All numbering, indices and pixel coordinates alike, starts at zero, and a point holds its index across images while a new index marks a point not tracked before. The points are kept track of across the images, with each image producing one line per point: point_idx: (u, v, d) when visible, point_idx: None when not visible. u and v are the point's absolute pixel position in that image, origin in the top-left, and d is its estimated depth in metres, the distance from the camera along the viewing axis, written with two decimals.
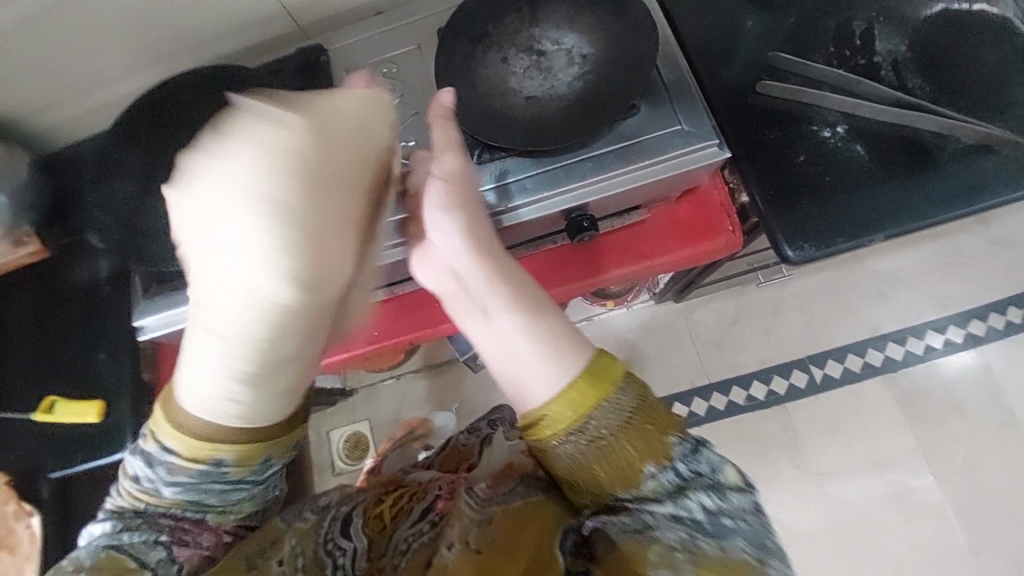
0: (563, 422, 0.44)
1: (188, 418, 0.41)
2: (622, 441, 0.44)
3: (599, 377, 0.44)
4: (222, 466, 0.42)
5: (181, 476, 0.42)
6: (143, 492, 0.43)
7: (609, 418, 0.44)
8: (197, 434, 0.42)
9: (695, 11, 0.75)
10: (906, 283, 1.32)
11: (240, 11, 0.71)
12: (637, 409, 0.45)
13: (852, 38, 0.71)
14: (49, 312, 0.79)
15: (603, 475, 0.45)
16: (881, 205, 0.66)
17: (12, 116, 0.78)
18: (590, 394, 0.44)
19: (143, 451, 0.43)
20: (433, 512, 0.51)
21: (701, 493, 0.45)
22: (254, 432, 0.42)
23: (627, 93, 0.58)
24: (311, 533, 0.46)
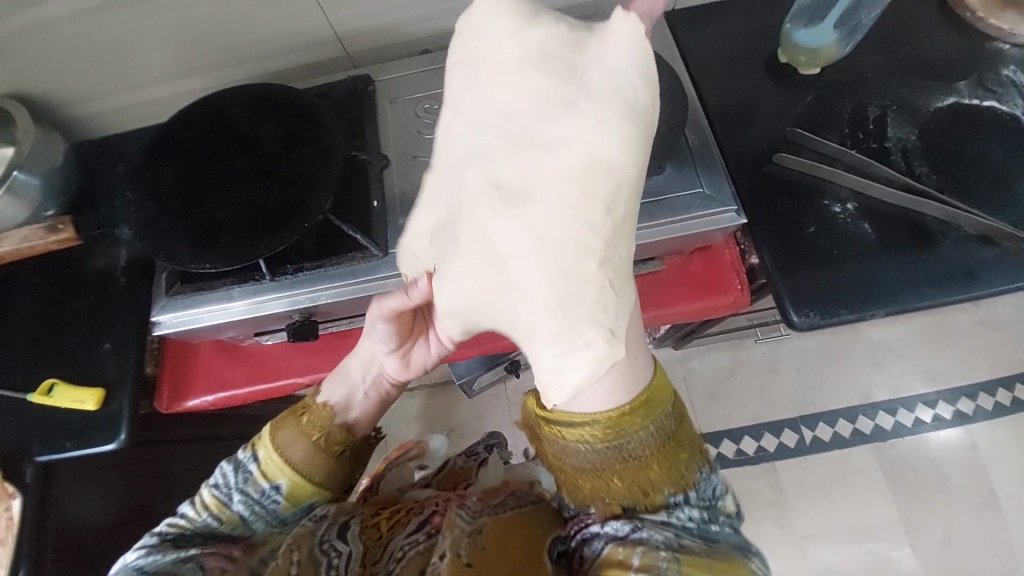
0: (600, 431, 0.45)
1: (287, 441, 0.54)
2: (650, 462, 0.45)
3: (649, 401, 0.45)
4: (276, 491, 0.53)
5: (252, 489, 0.53)
6: (214, 502, 0.53)
7: (647, 439, 0.45)
8: (278, 454, 0.54)
9: (721, 81, 0.79)
10: (899, 354, 1.35)
11: (294, 32, 0.76)
12: (673, 436, 0.46)
13: (865, 122, 0.75)
14: (63, 295, 0.80)
15: (622, 489, 0.46)
16: (887, 282, 0.69)
17: (58, 103, 0.81)
18: (637, 415, 0.44)
19: (234, 461, 0.54)
20: (430, 525, 0.50)
21: (694, 507, 0.46)
22: (316, 473, 0.54)
23: (655, 155, 0.61)
24: (307, 537, 0.48)
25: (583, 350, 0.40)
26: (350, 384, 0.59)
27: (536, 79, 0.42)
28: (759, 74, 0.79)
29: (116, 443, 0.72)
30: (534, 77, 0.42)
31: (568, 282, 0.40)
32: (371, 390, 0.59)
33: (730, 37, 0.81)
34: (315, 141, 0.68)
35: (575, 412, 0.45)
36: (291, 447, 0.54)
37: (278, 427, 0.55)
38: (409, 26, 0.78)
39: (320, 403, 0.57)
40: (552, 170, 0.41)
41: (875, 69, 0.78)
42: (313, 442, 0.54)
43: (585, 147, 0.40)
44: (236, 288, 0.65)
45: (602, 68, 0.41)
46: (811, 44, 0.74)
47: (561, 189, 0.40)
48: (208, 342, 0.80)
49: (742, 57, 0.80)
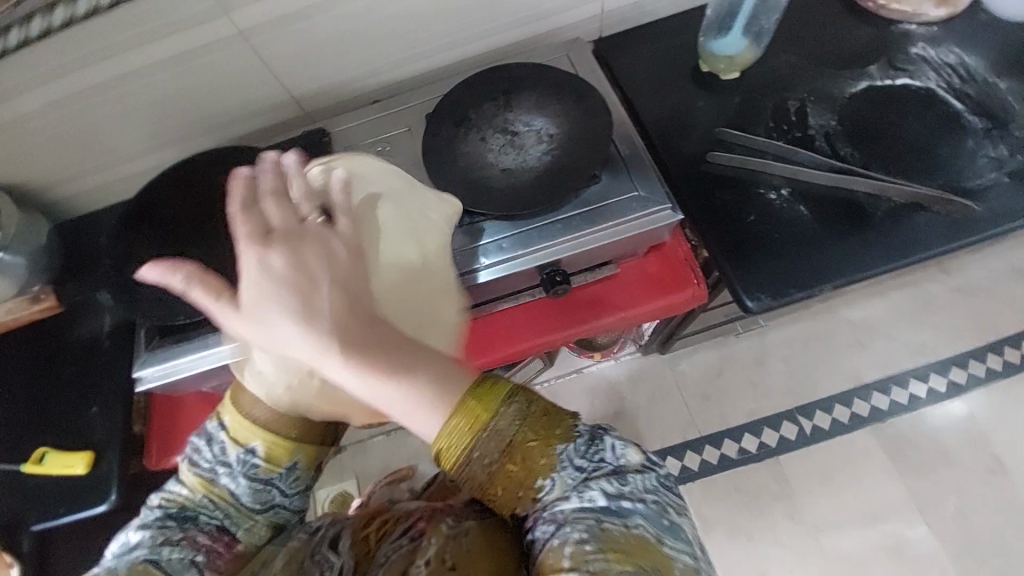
0: (446, 459, 0.43)
1: (251, 403, 0.49)
2: (506, 464, 0.43)
3: (473, 405, 0.42)
4: (253, 455, 0.48)
5: (231, 459, 0.48)
6: (198, 481, 0.48)
7: (488, 443, 0.42)
8: (243, 416, 0.49)
9: (653, 94, 0.85)
10: (882, 331, 1.37)
11: (254, 98, 0.82)
12: (516, 424, 0.43)
13: (787, 114, 0.81)
14: (51, 367, 0.82)
15: (501, 495, 0.45)
16: (830, 259, 0.72)
17: (39, 187, 0.86)
18: (464, 425, 0.42)
19: (205, 435, 0.49)
20: (413, 529, 0.52)
21: (602, 480, 0.44)
22: (287, 428, 0.49)
23: (588, 166, 0.67)
24: (298, 553, 0.48)
25: (344, 376, 0.43)
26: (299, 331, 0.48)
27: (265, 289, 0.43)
28: (686, 84, 0.86)
29: (109, 504, 0.74)
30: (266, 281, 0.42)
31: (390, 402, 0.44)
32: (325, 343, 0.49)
33: (655, 54, 0.88)
34: None
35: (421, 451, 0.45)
36: (259, 403, 0.49)
37: (241, 390, 0.50)
38: (359, 79, 0.84)
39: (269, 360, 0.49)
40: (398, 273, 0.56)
41: (792, 66, 0.85)
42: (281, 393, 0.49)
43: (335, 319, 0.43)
44: (212, 335, 0.69)
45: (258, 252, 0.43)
46: (727, 52, 0.81)
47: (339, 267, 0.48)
48: (193, 396, 0.82)
49: (670, 71, 0.87)
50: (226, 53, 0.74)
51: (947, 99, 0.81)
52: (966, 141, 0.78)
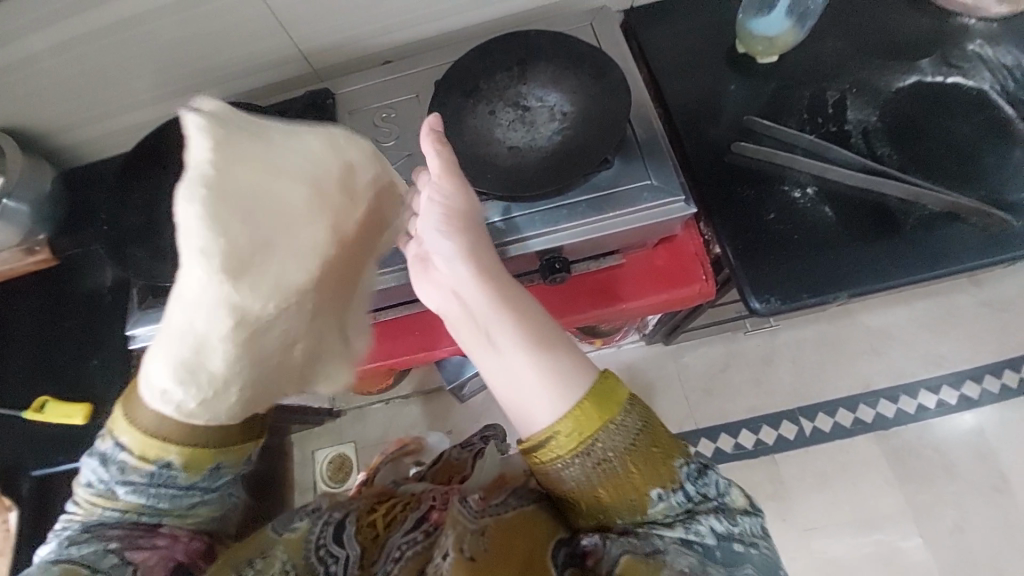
0: (567, 443, 0.44)
1: (155, 421, 0.45)
2: (629, 464, 0.45)
3: (604, 398, 0.45)
4: (167, 468, 0.45)
5: (138, 475, 0.45)
6: (99, 498, 0.46)
7: (615, 439, 0.44)
8: (147, 435, 0.44)
9: (680, 73, 0.80)
10: (899, 339, 1.32)
11: (260, 53, 0.79)
12: (643, 432, 0.45)
13: (824, 106, 0.75)
14: (53, 316, 0.83)
15: (608, 496, 0.46)
16: (850, 265, 0.68)
17: (43, 134, 0.85)
18: (597, 415, 0.44)
19: (100, 455, 0.46)
20: (427, 522, 0.50)
21: (711, 517, 0.47)
22: (205, 436, 0.46)
23: (602, 148, 0.62)
24: (302, 543, 0.48)
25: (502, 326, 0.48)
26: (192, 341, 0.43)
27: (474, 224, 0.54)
28: (718, 66, 0.79)
29: None
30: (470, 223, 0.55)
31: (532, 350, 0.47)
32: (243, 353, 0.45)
33: (687, 29, 0.82)
34: None
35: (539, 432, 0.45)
36: (156, 420, 0.45)
37: (134, 406, 0.45)
38: (369, 39, 0.80)
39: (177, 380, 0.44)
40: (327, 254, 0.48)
41: (836, 53, 0.78)
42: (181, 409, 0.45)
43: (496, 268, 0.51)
44: None
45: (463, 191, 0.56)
46: (767, 33, 0.74)
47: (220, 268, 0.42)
48: None
49: (701, 49, 0.81)
50: (231, 4, 0.70)
51: (999, 103, 0.74)
52: (1015, 151, 0.71)
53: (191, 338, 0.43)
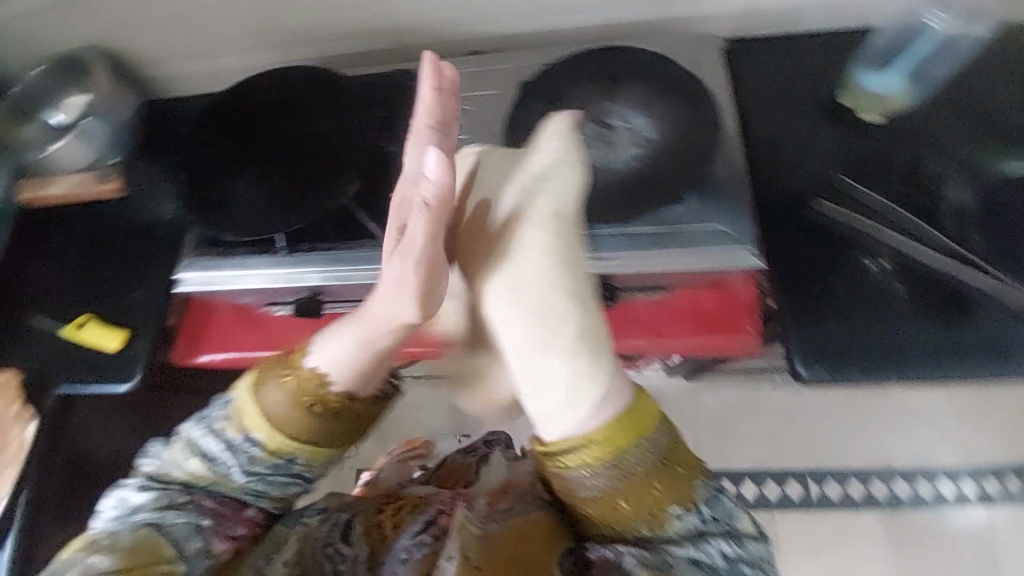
0: (594, 452, 0.41)
1: (294, 422, 0.45)
2: (651, 481, 0.42)
3: (636, 411, 0.42)
4: (294, 463, 0.46)
5: (262, 467, 0.46)
6: (205, 474, 0.46)
7: (642, 452, 0.41)
8: (283, 433, 0.45)
9: (770, 113, 0.76)
10: (931, 422, 1.26)
11: (352, 19, 0.79)
12: (669, 449, 0.42)
13: (918, 178, 0.71)
14: (109, 239, 0.85)
15: (625, 514, 0.42)
16: (909, 347, 0.64)
17: (133, 61, 0.87)
18: (629, 426, 0.41)
19: (223, 435, 0.46)
20: (435, 526, 0.49)
21: (722, 540, 0.43)
22: (337, 441, 0.46)
23: (680, 185, 0.61)
24: (309, 541, 0.48)
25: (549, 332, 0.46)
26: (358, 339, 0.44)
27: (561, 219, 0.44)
28: (812, 112, 0.76)
29: (129, 385, 0.77)
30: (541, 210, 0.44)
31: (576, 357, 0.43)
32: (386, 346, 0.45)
33: (786, 67, 0.78)
34: (354, 129, 0.71)
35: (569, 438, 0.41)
36: (281, 407, 0.45)
37: (268, 398, 0.45)
38: (461, 24, 0.79)
39: (313, 366, 0.45)
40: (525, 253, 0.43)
41: (943, 123, 0.73)
42: (304, 405, 0.45)
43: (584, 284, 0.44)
44: (253, 257, 0.70)
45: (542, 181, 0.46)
46: (879, 90, 0.72)
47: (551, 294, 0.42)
48: (228, 306, 0.83)
49: (798, 91, 0.77)
50: None
51: None
52: None
53: (362, 346, 0.44)
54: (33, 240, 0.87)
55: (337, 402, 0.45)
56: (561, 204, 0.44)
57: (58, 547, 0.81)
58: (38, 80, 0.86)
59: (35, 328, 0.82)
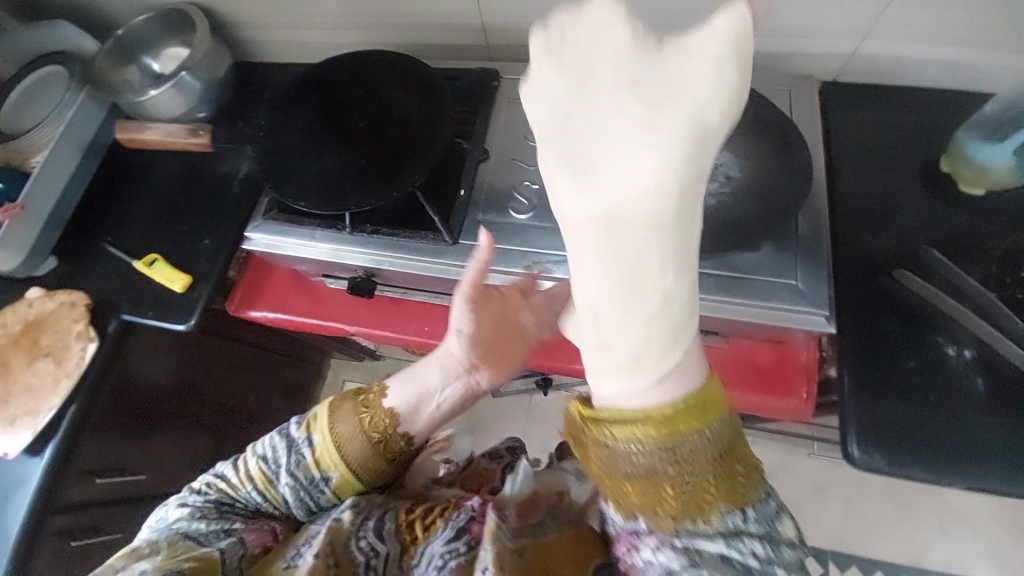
0: (651, 428, 0.37)
1: (345, 436, 0.57)
2: (707, 472, 0.37)
3: (707, 395, 0.38)
4: (324, 483, 0.57)
5: (302, 476, 0.57)
6: (260, 477, 0.57)
7: (706, 440, 0.37)
8: (333, 448, 0.57)
9: (862, 170, 0.71)
10: (978, 529, 1.14)
11: (446, 14, 0.80)
12: (731, 441, 0.38)
13: (1020, 267, 0.64)
14: (188, 187, 0.91)
15: (671, 503, 0.37)
16: (982, 451, 0.58)
17: (236, 25, 0.92)
18: (697, 409, 0.37)
19: (286, 441, 0.57)
20: (469, 535, 0.51)
21: (760, 542, 0.37)
22: (365, 474, 0.57)
23: (758, 232, 0.58)
24: (344, 533, 0.53)
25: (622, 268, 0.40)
26: (423, 393, 0.62)
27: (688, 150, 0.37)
28: (909, 177, 0.71)
29: (185, 326, 0.80)
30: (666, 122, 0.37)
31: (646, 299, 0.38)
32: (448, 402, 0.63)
33: (888, 125, 0.73)
34: (431, 118, 0.72)
35: (618, 410, 0.38)
36: (343, 428, 0.57)
37: (335, 416, 0.58)
38: None
39: (385, 407, 0.59)
40: (630, 168, 0.38)
41: None
42: (364, 431, 0.57)
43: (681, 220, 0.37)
44: (319, 231, 0.72)
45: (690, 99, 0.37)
46: (981, 162, 0.65)
47: (651, 225, 0.37)
48: (285, 270, 0.87)
49: (897, 151, 0.72)
50: None
51: None
52: None
53: (417, 385, 0.62)
54: (122, 177, 0.94)
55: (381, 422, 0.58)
56: (699, 112, 0.37)
57: (90, 461, 0.87)
58: (145, 26, 0.89)
59: (109, 258, 0.87)
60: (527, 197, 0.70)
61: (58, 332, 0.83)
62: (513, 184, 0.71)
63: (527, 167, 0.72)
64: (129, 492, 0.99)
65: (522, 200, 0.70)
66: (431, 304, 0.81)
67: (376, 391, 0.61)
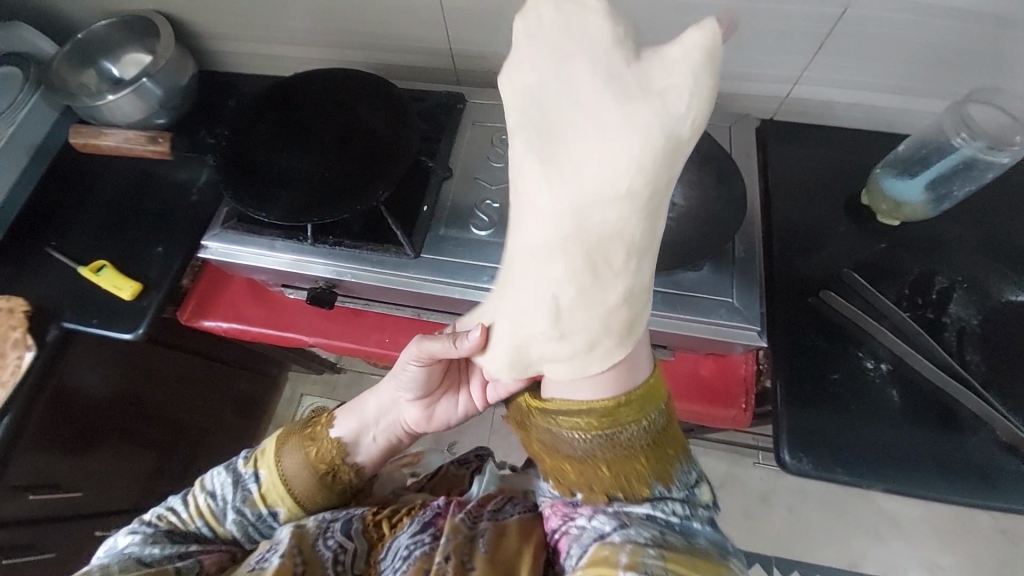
0: (594, 419, 0.46)
1: (289, 470, 0.57)
2: (641, 457, 0.45)
3: (648, 394, 0.46)
4: (272, 517, 0.58)
5: (248, 512, 0.58)
6: (209, 513, 0.58)
7: (640, 431, 0.46)
8: (277, 481, 0.57)
9: (795, 199, 0.78)
10: (906, 534, 1.23)
11: (415, 38, 0.83)
12: (664, 432, 0.46)
13: (928, 290, 0.72)
14: (143, 193, 0.89)
15: (609, 480, 0.46)
16: (895, 456, 0.64)
17: (202, 35, 0.92)
18: (636, 405, 0.46)
19: (234, 476, 0.59)
20: (433, 528, 0.54)
21: (677, 502, 0.45)
22: (311, 506, 0.58)
23: (698, 254, 0.62)
24: (310, 535, 0.54)
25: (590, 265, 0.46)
26: (363, 425, 0.60)
27: (658, 161, 0.41)
28: (836, 207, 0.78)
29: (132, 335, 0.78)
30: (640, 133, 0.40)
31: (605, 291, 0.44)
32: (383, 434, 0.61)
33: (818, 159, 0.80)
34: (396, 135, 0.74)
35: (569, 401, 0.47)
36: (292, 463, 0.58)
37: (280, 449, 0.58)
38: None
39: (331, 437, 0.59)
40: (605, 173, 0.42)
41: (960, 240, 0.74)
42: (313, 469, 0.58)
43: (645, 226, 0.43)
44: (279, 241, 0.73)
45: (660, 117, 0.40)
46: (897, 195, 0.72)
47: (617, 220, 0.43)
48: (242, 279, 0.86)
49: (825, 184, 0.79)
50: None
51: None
52: None
53: (358, 420, 0.60)
54: (70, 180, 0.91)
55: (333, 466, 0.59)
56: (670, 123, 0.40)
57: (22, 477, 0.83)
58: (106, 31, 0.87)
59: (52, 263, 0.84)
60: (488, 215, 0.73)
61: None
62: (475, 202, 0.74)
63: (488, 187, 0.75)
64: (65, 510, 0.94)
65: (483, 218, 0.72)
66: (393, 316, 0.81)
67: (323, 423, 0.61)
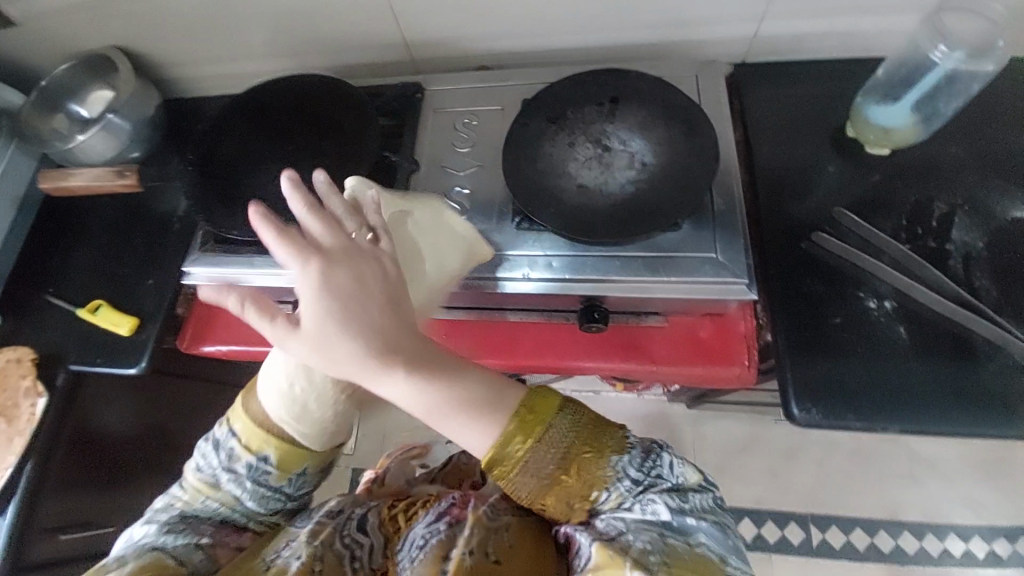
0: (505, 467, 0.46)
1: (259, 415, 0.52)
2: (565, 471, 0.46)
3: (526, 418, 0.46)
4: (265, 462, 0.52)
5: (240, 465, 0.53)
6: (205, 486, 0.54)
7: (548, 451, 0.46)
8: (256, 427, 0.52)
9: (777, 143, 0.75)
10: (942, 473, 1.19)
11: (367, 34, 0.82)
12: (574, 437, 0.46)
13: (928, 217, 0.68)
14: (129, 229, 0.89)
15: (557, 502, 0.47)
16: (907, 396, 0.62)
17: (161, 64, 0.92)
18: (526, 429, 0.45)
19: (213, 440, 0.54)
20: (448, 516, 0.55)
21: (662, 495, 0.46)
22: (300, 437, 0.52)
23: (674, 212, 0.60)
24: (332, 533, 0.54)
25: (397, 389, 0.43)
26: None
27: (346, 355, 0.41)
28: (821, 144, 0.74)
29: (136, 368, 0.79)
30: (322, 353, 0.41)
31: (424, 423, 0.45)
32: None
33: (796, 97, 0.77)
34: (357, 135, 0.73)
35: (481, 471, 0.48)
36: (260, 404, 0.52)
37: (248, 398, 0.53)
38: (472, 42, 0.81)
39: None
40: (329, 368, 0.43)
41: (956, 161, 0.71)
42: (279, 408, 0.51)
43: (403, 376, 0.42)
44: (257, 257, 0.72)
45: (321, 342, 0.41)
46: (882, 123, 0.69)
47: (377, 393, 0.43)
48: None
49: (806, 122, 0.76)
50: None
51: None
52: None
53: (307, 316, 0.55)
54: (58, 226, 0.92)
55: None
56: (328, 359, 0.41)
57: (52, 518, 0.85)
58: (68, 73, 0.88)
59: (51, 309, 0.85)
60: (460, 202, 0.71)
61: (5, 389, 0.80)
62: (445, 190, 0.73)
63: (457, 173, 0.73)
64: (91, 547, 0.95)
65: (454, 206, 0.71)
66: None
67: None
